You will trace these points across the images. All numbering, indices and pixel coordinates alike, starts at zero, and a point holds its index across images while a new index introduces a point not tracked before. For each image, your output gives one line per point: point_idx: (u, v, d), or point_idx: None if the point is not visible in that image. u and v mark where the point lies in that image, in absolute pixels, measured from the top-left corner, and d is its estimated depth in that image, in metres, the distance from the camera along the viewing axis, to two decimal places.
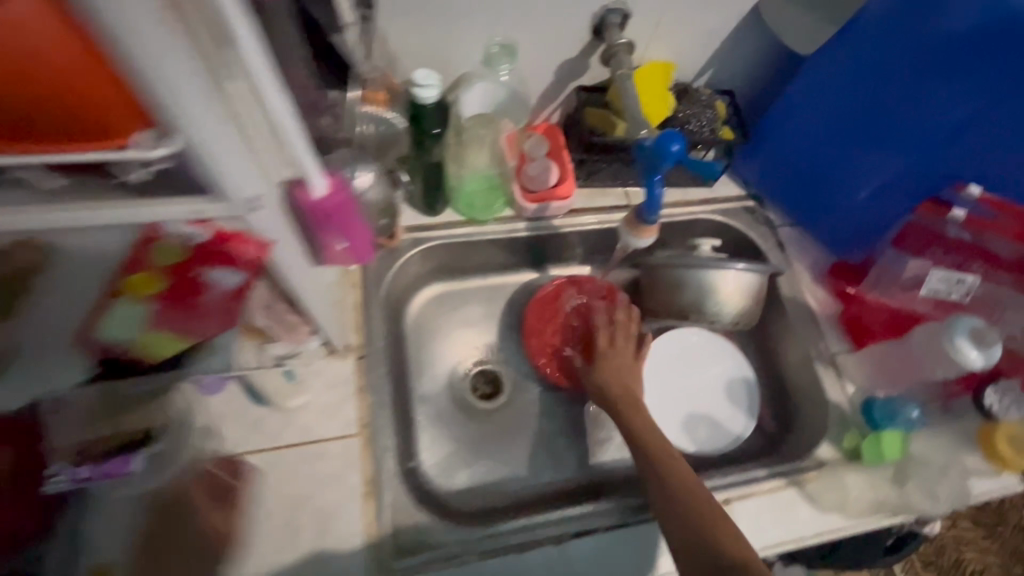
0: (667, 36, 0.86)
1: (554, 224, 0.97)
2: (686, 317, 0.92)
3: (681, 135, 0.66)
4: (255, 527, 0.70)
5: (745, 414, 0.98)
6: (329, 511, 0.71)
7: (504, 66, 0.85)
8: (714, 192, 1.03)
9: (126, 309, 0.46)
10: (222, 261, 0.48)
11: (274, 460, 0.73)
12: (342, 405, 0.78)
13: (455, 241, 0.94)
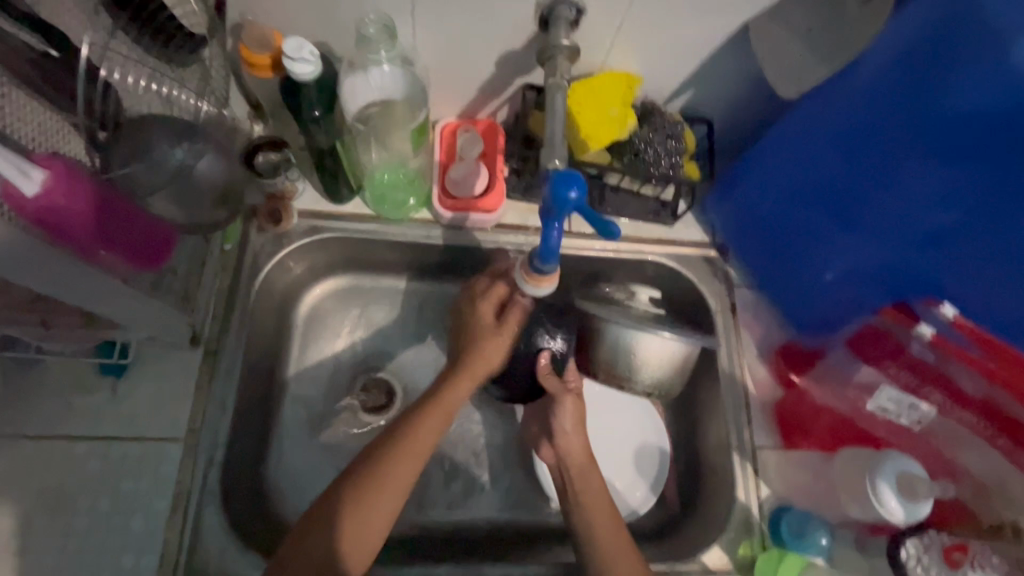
0: (633, 43, 0.71)
1: (476, 237, 0.84)
2: (610, 380, 0.79)
3: (580, 178, 0.54)
4: (42, 519, 0.63)
5: (648, 487, 0.86)
6: (129, 519, 0.65)
7: (383, 52, 0.67)
8: (672, 233, 0.89)
9: None
10: None
11: (83, 448, 0.66)
12: (175, 400, 0.69)
13: (359, 237, 0.82)
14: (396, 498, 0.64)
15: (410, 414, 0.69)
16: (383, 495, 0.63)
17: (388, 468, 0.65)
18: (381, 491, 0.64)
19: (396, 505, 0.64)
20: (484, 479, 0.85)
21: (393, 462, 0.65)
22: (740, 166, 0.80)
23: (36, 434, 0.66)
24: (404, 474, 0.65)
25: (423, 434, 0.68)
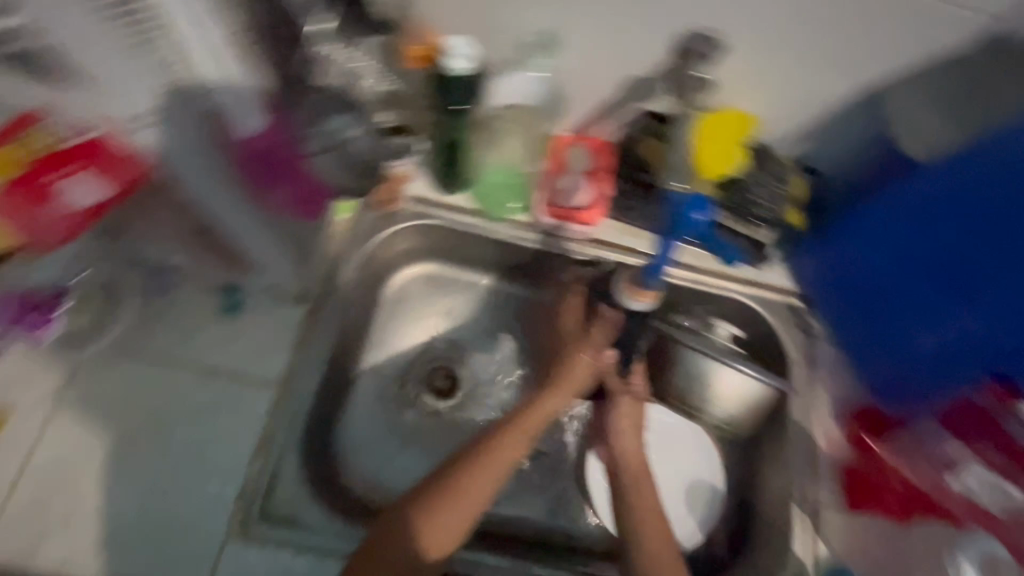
0: (760, 85, 0.73)
1: (568, 247, 0.87)
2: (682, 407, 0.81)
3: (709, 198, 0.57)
4: (145, 432, 0.69)
5: (694, 525, 0.86)
6: (217, 449, 0.69)
7: (541, 60, 0.74)
8: (760, 276, 0.89)
9: None
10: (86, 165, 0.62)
11: (189, 376, 0.72)
12: (275, 349, 0.74)
13: (458, 229, 0.87)
14: (490, 485, 0.68)
15: (509, 418, 0.72)
16: (476, 483, 0.67)
17: (488, 457, 0.68)
18: (482, 473, 0.68)
19: (488, 492, 0.67)
20: (535, 483, 0.86)
21: (491, 454, 0.69)
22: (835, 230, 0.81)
23: (154, 356, 0.72)
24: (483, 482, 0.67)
25: (505, 448, 0.70)
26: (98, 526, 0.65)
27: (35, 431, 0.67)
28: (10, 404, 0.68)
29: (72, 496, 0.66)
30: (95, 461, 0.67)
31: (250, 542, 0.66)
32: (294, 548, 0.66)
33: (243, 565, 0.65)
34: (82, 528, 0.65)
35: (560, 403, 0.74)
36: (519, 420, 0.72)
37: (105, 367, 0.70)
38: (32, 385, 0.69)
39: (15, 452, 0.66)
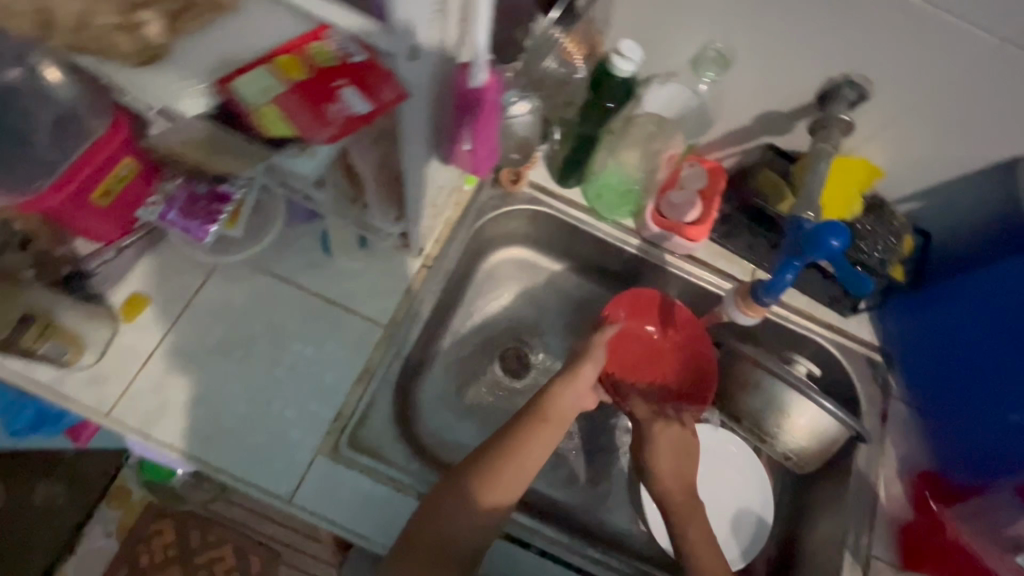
0: (897, 141, 0.75)
1: (665, 257, 0.91)
2: (745, 428, 0.84)
3: (845, 231, 0.59)
4: (261, 344, 0.74)
5: (740, 549, 0.87)
6: (323, 374, 0.74)
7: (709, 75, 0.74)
8: (846, 323, 0.91)
9: (266, 77, 0.39)
10: (357, 81, 0.41)
11: (307, 301, 0.77)
12: (387, 294, 0.79)
13: (566, 220, 0.91)
14: (519, 477, 0.69)
15: (523, 415, 0.73)
16: (506, 474, 0.68)
17: (510, 452, 0.70)
18: (510, 464, 0.69)
19: (516, 486, 0.69)
20: (590, 474, 0.89)
21: (514, 446, 0.70)
22: (936, 288, 0.84)
23: (280, 276, 0.77)
24: (513, 473, 0.69)
25: (532, 445, 0.71)
26: (208, 421, 0.70)
27: (166, 321, 0.73)
28: (149, 291, 0.73)
29: (190, 388, 0.71)
30: (215, 360, 0.73)
31: (339, 463, 0.70)
32: (379, 479, 0.71)
33: (331, 484, 0.70)
34: (194, 418, 0.70)
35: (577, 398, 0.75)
36: (530, 418, 0.72)
37: (238, 276, 0.76)
38: (170, 279, 0.74)
39: (145, 337, 0.72)
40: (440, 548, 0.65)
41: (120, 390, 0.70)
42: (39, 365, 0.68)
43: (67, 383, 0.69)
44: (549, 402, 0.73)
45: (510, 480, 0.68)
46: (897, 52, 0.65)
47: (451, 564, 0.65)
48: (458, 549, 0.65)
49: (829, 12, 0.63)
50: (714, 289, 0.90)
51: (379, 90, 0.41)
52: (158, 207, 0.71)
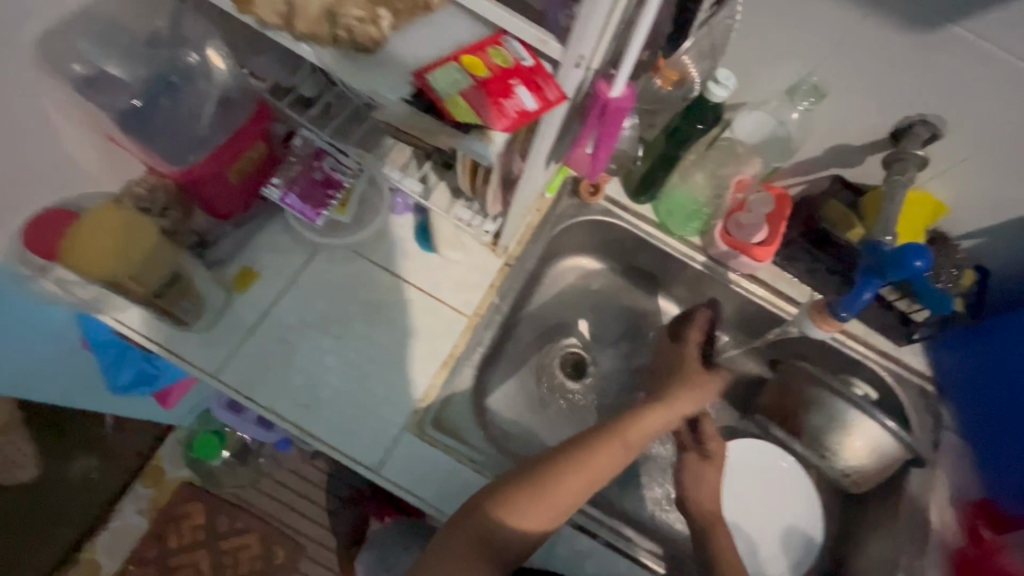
0: (965, 179, 0.80)
1: (728, 276, 0.96)
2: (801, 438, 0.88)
3: (928, 253, 0.64)
4: (355, 323, 0.79)
5: (787, 566, 0.89)
6: (410, 356, 0.79)
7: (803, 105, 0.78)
8: (900, 352, 0.94)
9: (454, 73, 0.45)
10: (530, 82, 0.46)
11: (398, 288, 0.82)
12: (472, 286, 0.84)
13: (637, 234, 0.96)
14: (586, 488, 0.69)
15: (603, 428, 0.73)
16: (568, 483, 0.68)
17: (579, 463, 0.69)
18: (577, 475, 0.68)
19: (573, 496, 0.68)
20: (645, 479, 0.92)
21: (585, 458, 0.70)
22: (993, 320, 0.88)
23: (376, 262, 0.82)
24: (578, 484, 0.68)
25: (605, 461, 0.70)
26: (304, 392, 0.75)
27: (270, 294, 0.78)
28: (258, 266, 0.79)
29: (289, 360, 0.76)
30: (312, 335, 0.77)
31: (424, 440, 0.74)
32: (459, 460, 0.74)
33: (415, 461, 0.74)
34: (292, 388, 0.75)
35: (658, 424, 0.77)
36: (613, 434, 0.73)
37: (340, 259, 0.81)
38: (276, 256, 0.79)
39: (251, 307, 0.77)
40: (486, 536, 0.64)
41: (227, 356, 0.74)
42: (159, 324, 0.74)
43: (182, 345, 0.73)
44: (629, 427, 0.74)
45: (572, 491, 0.68)
46: (977, 97, 0.70)
47: (495, 555, 0.64)
48: (503, 542, 0.65)
49: (917, 58, 0.69)
50: (775, 309, 0.94)
51: (548, 90, 0.47)
52: (279, 188, 0.77)
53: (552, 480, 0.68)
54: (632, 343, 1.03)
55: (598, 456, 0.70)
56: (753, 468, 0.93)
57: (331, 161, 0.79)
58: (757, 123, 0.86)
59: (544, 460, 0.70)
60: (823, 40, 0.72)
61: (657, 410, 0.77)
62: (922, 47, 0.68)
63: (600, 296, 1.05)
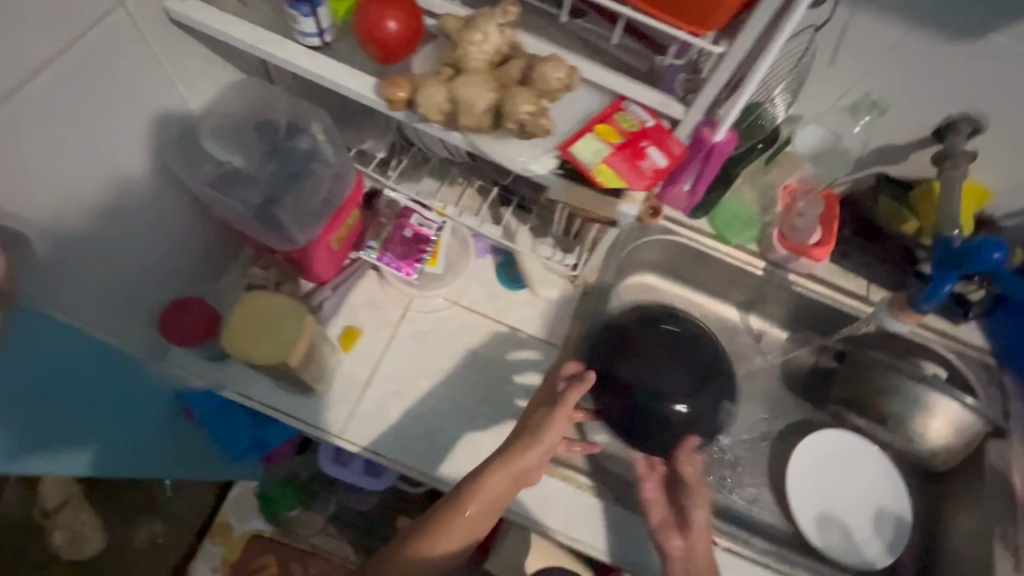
0: (1008, 164, 0.86)
1: (788, 278, 0.99)
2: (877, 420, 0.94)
3: (1004, 245, 0.69)
4: (457, 368, 0.83)
5: (885, 548, 0.93)
6: (514, 392, 0.82)
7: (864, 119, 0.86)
8: (960, 329, 0.99)
9: (594, 143, 0.50)
10: (660, 142, 0.51)
11: (492, 328, 0.86)
12: (558, 319, 0.88)
13: (696, 247, 1.00)
14: (450, 557, 0.62)
15: (450, 499, 0.63)
16: (428, 561, 0.61)
17: (430, 533, 0.62)
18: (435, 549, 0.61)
19: (453, 554, 0.62)
20: (736, 479, 0.99)
21: (436, 526, 0.62)
22: None
23: (467, 305, 0.86)
24: (442, 557, 0.62)
25: (458, 531, 0.62)
26: (420, 438, 0.78)
27: (376, 351, 0.82)
28: (359, 324, 0.83)
29: (401, 410, 0.79)
30: (421, 385, 0.81)
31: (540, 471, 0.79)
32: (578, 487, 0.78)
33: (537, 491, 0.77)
34: (408, 437, 0.78)
35: (511, 481, 0.63)
36: (456, 508, 0.62)
37: (435, 306, 0.85)
38: (377, 313, 0.84)
39: (360, 364, 0.81)
40: None
41: (347, 414, 0.78)
42: (278, 391, 0.77)
43: (304, 409, 0.77)
44: (482, 490, 0.62)
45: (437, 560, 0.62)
46: (1017, 91, 0.76)
47: None
48: None
49: (957, 63, 0.75)
50: (837, 305, 0.97)
51: (674, 146, 0.51)
52: (375, 250, 0.81)
53: (406, 559, 0.61)
54: None
55: (449, 525, 0.62)
56: (836, 457, 0.98)
57: (417, 217, 0.82)
58: (806, 135, 0.91)
59: (406, 535, 0.63)
60: (866, 56, 0.79)
61: (503, 467, 0.63)
62: (961, 54, 0.74)
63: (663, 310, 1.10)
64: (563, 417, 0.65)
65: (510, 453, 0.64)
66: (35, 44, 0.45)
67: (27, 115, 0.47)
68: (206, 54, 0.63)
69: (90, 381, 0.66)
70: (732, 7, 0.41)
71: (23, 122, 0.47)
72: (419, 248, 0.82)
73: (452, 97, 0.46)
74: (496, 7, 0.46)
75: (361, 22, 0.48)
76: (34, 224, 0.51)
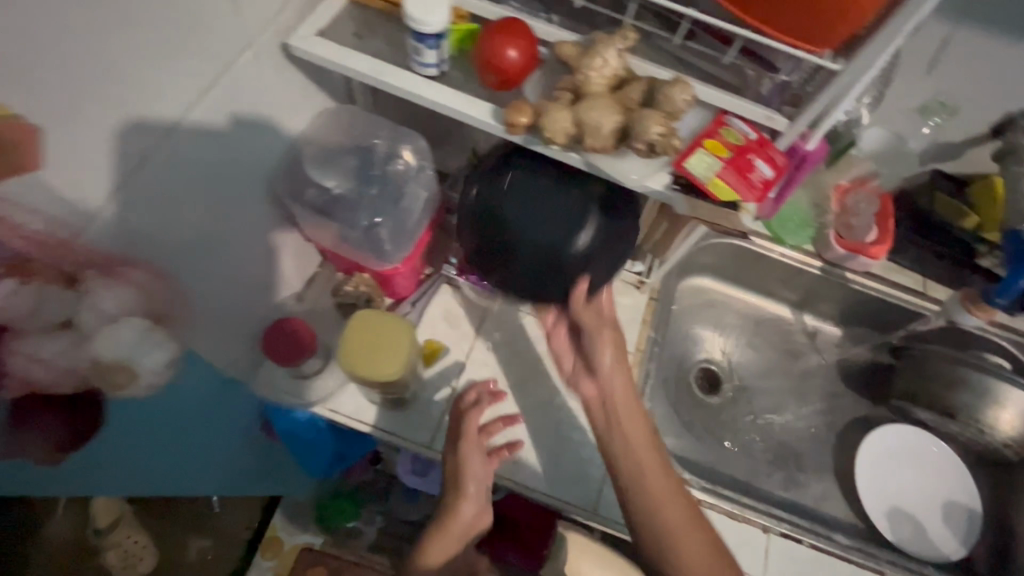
0: None
1: (846, 276, 1.00)
2: (944, 414, 0.95)
3: None
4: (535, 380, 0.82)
5: (957, 540, 0.94)
6: None
7: (935, 120, 0.89)
8: None
9: (706, 158, 0.52)
10: (766, 154, 0.53)
11: None
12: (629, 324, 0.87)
13: (753, 250, 1.02)
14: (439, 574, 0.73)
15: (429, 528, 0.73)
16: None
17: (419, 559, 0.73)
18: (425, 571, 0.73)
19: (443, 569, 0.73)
20: (803, 476, 1.00)
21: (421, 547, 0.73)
22: None
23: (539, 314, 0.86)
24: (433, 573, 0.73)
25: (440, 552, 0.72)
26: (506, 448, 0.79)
27: (457, 365, 0.81)
28: (439, 338, 0.82)
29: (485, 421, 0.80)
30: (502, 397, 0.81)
31: None
32: None
33: None
34: None
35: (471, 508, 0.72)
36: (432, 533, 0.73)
37: (509, 317, 0.86)
38: (454, 327, 0.84)
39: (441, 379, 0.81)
40: None
41: (435, 427, 0.77)
42: (369, 407, 0.77)
43: (392, 423, 0.77)
44: (450, 517, 0.72)
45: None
46: None
47: None
48: None
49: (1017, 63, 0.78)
50: (895, 300, 0.99)
51: (778, 158, 0.54)
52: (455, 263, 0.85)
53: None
54: (757, 350, 1.11)
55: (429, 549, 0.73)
56: (903, 452, 0.99)
57: None
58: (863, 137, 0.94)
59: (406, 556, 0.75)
60: (927, 59, 0.81)
61: (461, 500, 0.71)
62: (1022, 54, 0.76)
63: (718, 312, 1.12)
64: (476, 468, 0.71)
65: (457, 483, 0.71)
66: (183, 87, 0.48)
67: (176, 158, 0.49)
68: (309, 85, 0.66)
69: (189, 408, 0.66)
70: (856, 26, 0.43)
71: (170, 164, 0.49)
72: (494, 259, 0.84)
73: (578, 121, 0.48)
74: (617, 33, 0.48)
75: (480, 52, 0.51)
76: (173, 259, 0.53)
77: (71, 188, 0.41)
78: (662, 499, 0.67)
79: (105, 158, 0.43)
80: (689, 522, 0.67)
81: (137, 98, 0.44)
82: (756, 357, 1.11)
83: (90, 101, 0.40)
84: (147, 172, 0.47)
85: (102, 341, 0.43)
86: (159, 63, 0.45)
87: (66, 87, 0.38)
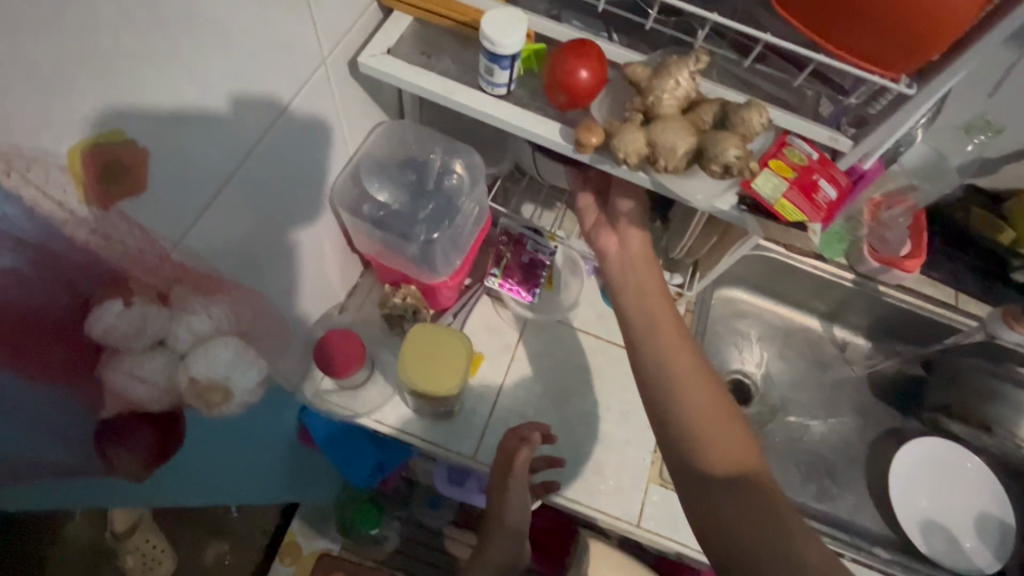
0: None
1: (878, 288, 1.00)
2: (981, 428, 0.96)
3: None
4: (577, 389, 0.82)
5: (992, 553, 0.94)
6: (635, 411, 0.82)
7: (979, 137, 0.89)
8: None
9: (772, 178, 0.52)
10: (830, 174, 0.53)
11: (607, 349, 0.86)
12: None
13: (786, 262, 1.02)
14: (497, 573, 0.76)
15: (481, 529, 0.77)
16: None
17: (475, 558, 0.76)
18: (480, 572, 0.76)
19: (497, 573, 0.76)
20: (835, 488, 1.01)
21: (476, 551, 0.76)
22: None
23: (579, 324, 0.87)
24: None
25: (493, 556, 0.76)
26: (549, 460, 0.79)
27: (499, 375, 0.82)
28: (480, 348, 0.83)
29: None
30: (545, 407, 0.81)
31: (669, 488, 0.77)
32: None
33: (668, 509, 0.76)
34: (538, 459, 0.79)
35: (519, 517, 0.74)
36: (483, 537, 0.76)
37: (549, 328, 0.86)
38: (494, 337, 0.84)
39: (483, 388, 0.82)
40: None
41: (479, 436, 0.78)
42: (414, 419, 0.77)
43: (436, 433, 0.77)
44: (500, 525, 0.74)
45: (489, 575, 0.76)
46: None
47: None
48: None
49: None
50: (928, 313, 0.98)
51: (841, 177, 0.54)
52: (497, 276, 0.84)
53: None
54: (788, 361, 1.11)
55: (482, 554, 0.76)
56: (937, 465, 0.99)
57: (533, 244, 0.85)
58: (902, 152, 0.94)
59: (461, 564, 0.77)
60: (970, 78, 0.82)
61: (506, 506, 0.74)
62: None
63: (749, 323, 1.12)
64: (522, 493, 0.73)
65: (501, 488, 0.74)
66: (262, 109, 0.50)
67: (250, 178, 0.52)
68: (366, 101, 0.67)
69: (243, 426, 0.66)
70: (936, 52, 0.44)
71: (246, 183, 0.52)
72: (534, 270, 0.84)
73: (650, 142, 0.49)
74: (690, 54, 0.49)
75: (551, 73, 0.52)
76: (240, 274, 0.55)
77: (161, 214, 0.44)
78: (673, 345, 0.65)
79: (196, 183, 0.46)
80: (695, 374, 0.63)
81: (229, 126, 0.47)
82: (787, 367, 1.11)
83: (186, 125, 0.43)
84: (231, 191, 0.51)
85: (198, 358, 0.44)
86: (244, 89, 0.47)
87: (167, 122, 0.41)
